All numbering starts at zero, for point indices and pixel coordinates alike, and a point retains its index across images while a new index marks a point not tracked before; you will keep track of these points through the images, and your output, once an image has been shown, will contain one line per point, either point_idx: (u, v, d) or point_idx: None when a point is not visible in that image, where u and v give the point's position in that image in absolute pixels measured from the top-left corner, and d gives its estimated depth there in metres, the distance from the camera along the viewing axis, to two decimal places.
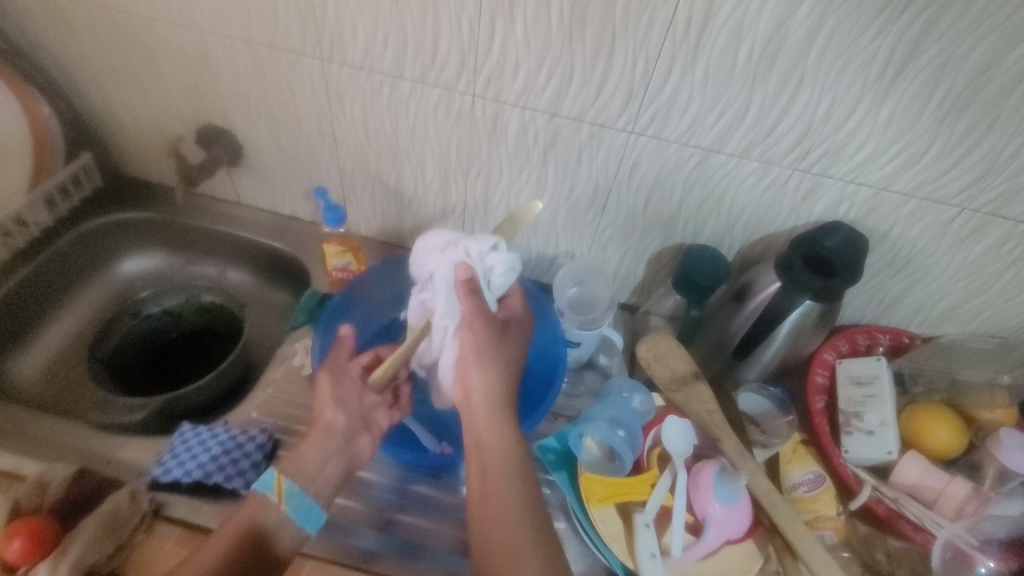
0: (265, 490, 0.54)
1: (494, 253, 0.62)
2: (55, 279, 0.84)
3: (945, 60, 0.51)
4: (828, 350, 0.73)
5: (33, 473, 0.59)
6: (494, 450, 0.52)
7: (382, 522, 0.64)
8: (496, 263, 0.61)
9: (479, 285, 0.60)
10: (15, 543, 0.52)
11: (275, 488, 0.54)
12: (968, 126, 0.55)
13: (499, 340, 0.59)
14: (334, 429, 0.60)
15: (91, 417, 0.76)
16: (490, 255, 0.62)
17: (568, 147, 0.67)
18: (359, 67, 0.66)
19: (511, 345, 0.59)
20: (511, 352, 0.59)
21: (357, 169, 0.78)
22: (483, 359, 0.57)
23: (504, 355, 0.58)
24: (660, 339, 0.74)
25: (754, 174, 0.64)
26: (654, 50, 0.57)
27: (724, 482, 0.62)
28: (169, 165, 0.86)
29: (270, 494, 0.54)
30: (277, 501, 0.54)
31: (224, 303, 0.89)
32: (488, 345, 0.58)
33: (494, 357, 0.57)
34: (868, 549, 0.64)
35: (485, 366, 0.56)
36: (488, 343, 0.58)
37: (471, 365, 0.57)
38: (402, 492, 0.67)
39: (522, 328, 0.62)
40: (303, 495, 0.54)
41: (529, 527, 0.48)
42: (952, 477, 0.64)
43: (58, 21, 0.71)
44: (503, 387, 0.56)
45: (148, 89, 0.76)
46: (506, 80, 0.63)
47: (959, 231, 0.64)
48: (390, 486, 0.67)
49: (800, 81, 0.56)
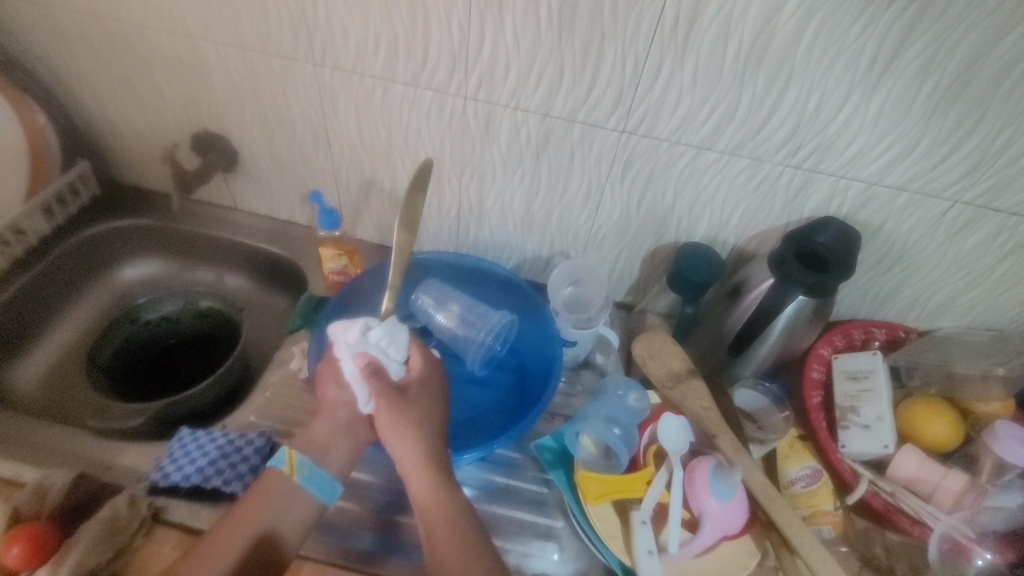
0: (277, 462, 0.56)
1: (373, 330, 0.58)
2: (53, 287, 0.84)
3: (933, 53, 0.52)
4: (824, 345, 0.73)
5: (33, 480, 0.60)
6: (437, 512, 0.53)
7: (371, 521, 0.64)
8: (385, 336, 0.57)
9: (386, 366, 0.58)
10: (14, 549, 0.52)
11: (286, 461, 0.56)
12: (957, 119, 0.55)
13: (409, 402, 0.58)
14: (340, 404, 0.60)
15: (89, 422, 0.77)
16: (369, 335, 0.58)
17: (560, 147, 0.68)
18: (351, 71, 0.67)
19: (417, 411, 0.57)
20: (427, 409, 0.58)
21: (352, 172, 0.78)
22: (399, 430, 0.56)
23: (421, 416, 0.57)
24: (654, 335, 0.75)
25: (746, 171, 0.65)
26: (643, 49, 0.57)
27: (720, 478, 0.61)
28: (165, 172, 0.86)
29: (282, 468, 0.56)
30: (288, 472, 0.55)
31: (220, 308, 0.91)
32: (404, 414, 0.57)
33: (409, 423, 0.56)
34: (866, 543, 0.65)
35: (403, 437, 0.56)
36: (398, 417, 0.56)
37: (389, 434, 0.56)
38: (390, 490, 0.67)
39: (433, 384, 0.60)
40: (314, 466, 0.56)
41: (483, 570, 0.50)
42: (948, 471, 0.63)
43: (52, 31, 0.71)
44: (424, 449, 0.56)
45: (143, 97, 0.77)
46: (497, 80, 0.63)
47: (952, 224, 0.64)
48: (378, 484, 0.67)
49: (788, 77, 0.56)
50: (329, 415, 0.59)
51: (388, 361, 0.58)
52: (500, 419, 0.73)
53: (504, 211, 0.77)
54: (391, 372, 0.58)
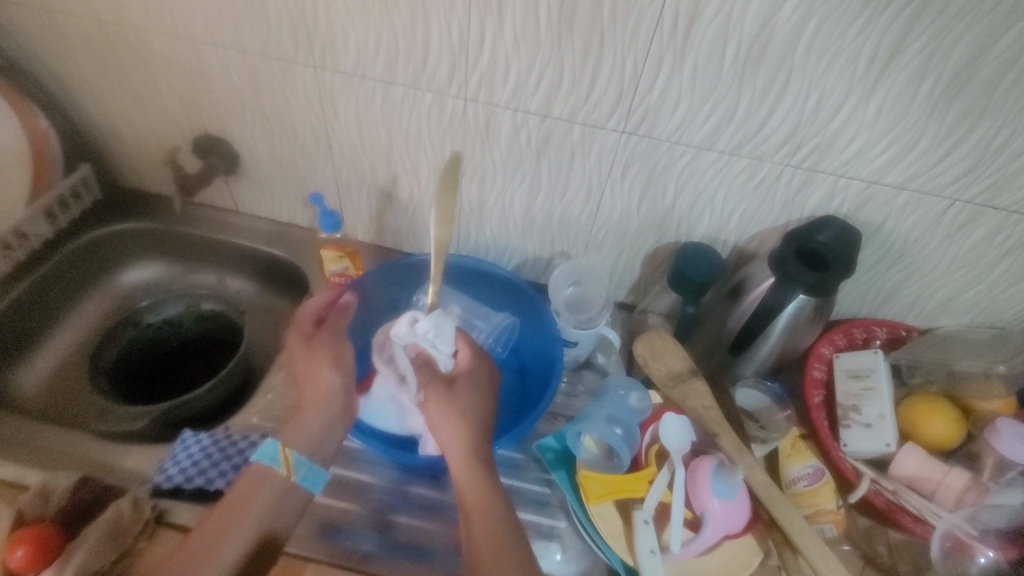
0: (272, 463, 0.56)
1: (421, 321, 0.60)
2: (56, 291, 0.84)
3: (931, 52, 0.52)
4: (825, 344, 0.74)
5: (36, 482, 0.60)
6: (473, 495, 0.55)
7: (368, 521, 0.64)
8: (431, 328, 0.59)
9: (434, 359, 0.60)
10: (19, 551, 0.53)
11: (283, 461, 0.56)
12: (955, 119, 0.56)
13: (457, 391, 0.59)
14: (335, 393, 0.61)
15: (92, 426, 0.77)
16: (417, 326, 0.60)
17: (560, 148, 0.68)
18: (351, 74, 0.67)
19: (464, 401, 0.58)
20: (475, 394, 0.59)
21: (353, 174, 0.79)
22: (446, 421, 0.57)
23: (463, 410, 0.58)
24: (656, 336, 0.74)
25: (745, 171, 0.65)
26: (642, 50, 0.57)
27: (721, 478, 0.62)
28: (167, 175, 0.87)
29: (277, 468, 0.56)
30: (284, 472, 0.56)
31: (222, 310, 0.90)
32: (453, 405, 0.58)
33: (459, 406, 0.58)
34: (869, 542, 0.65)
35: (452, 429, 0.57)
36: (447, 408, 0.58)
37: (437, 423, 0.58)
38: (386, 489, 0.67)
39: (484, 371, 0.61)
40: (310, 463, 0.57)
41: (517, 563, 0.51)
42: (950, 468, 0.64)
43: (54, 35, 0.71)
44: (470, 431, 0.57)
45: (145, 101, 0.77)
46: (498, 82, 0.63)
47: (952, 223, 0.64)
48: (374, 484, 0.68)
49: (787, 78, 0.56)
50: (325, 405, 0.60)
51: (438, 353, 0.60)
52: (502, 421, 0.73)
53: (504, 212, 0.78)
54: (440, 365, 0.60)
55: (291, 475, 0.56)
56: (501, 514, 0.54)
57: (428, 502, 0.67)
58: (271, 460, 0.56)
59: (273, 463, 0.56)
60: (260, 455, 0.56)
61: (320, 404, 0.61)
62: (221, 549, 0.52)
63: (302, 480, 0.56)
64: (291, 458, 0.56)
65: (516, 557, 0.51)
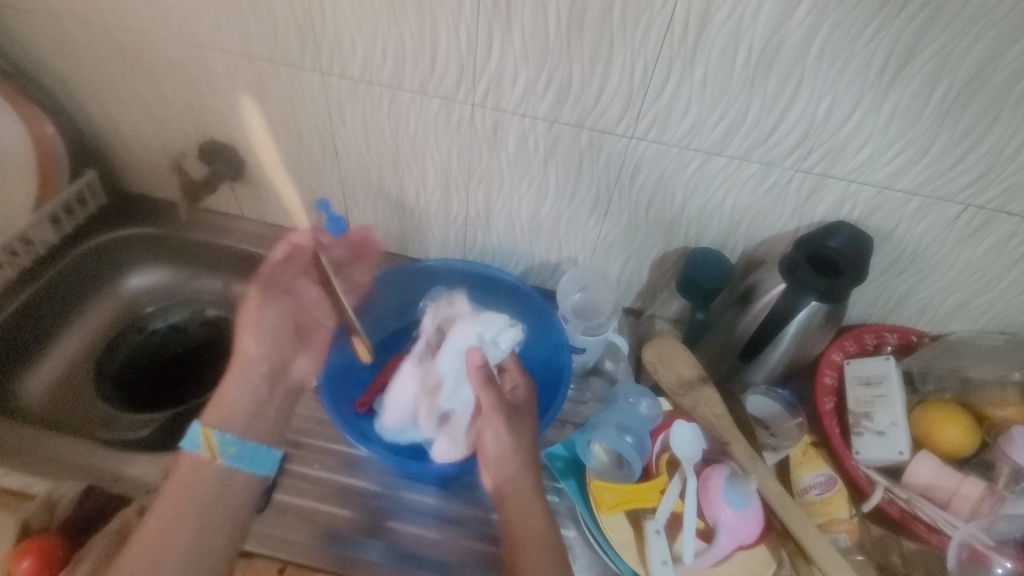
0: (193, 447, 0.57)
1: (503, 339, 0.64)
2: (61, 297, 0.84)
3: (944, 58, 0.51)
4: (836, 350, 0.72)
5: (42, 491, 0.60)
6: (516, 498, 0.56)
7: (371, 530, 0.64)
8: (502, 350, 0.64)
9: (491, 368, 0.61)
10: (25, 562, 0.53)
11: (204, 445, 0.57)
12: (970, 123, 0.55)
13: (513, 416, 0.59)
14: (257, 360, 0.64)
15: (98, 433, 0.77)
16: (498, 340, 0.64)
17: (568, 153, 0.67)
18: (358, 79, 0.66)
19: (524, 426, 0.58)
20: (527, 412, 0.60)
21: (359, 180, 0.78)
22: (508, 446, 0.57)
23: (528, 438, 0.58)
24: (663, 343, 0.73)
25: (756, 175, 0.64)
26: (651, 55, 0.57)
27: (734, 487, 0.61)
28: (173, 181, 0.86)
29: (200, 451, 0.56)
30: (209, 456, 0.56)
31: (228, 317, 0.91)
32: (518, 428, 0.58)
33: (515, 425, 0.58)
34: (882, 551, 0.64)
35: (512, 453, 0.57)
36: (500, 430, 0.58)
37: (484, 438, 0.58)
38: (391, 497, 0.67)
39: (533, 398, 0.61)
40: (240, 443, 0.58)
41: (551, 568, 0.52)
42: (965, 477, 0.63)
43: (61, 42, 0.71)
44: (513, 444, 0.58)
45: (150, 107, 0.77)
46: (505, 87, 0.63)
47: (965, 228, 0.63)
48: (378, 491, 0.67)
49: (798, 83, 0.56)
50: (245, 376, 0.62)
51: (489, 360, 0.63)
52: None
53: (511, 218, 0.77)
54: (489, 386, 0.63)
55: (217, 457, 0.57)
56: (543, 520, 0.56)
57: (434, 511, 0.66)
58: (192, 445, 0.57)
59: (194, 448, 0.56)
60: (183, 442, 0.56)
61: (246, 376, 0.63)
62: (173, 540, 0.52)
63: (233, 460, 0.57)
64: (213, 439, 0.57)
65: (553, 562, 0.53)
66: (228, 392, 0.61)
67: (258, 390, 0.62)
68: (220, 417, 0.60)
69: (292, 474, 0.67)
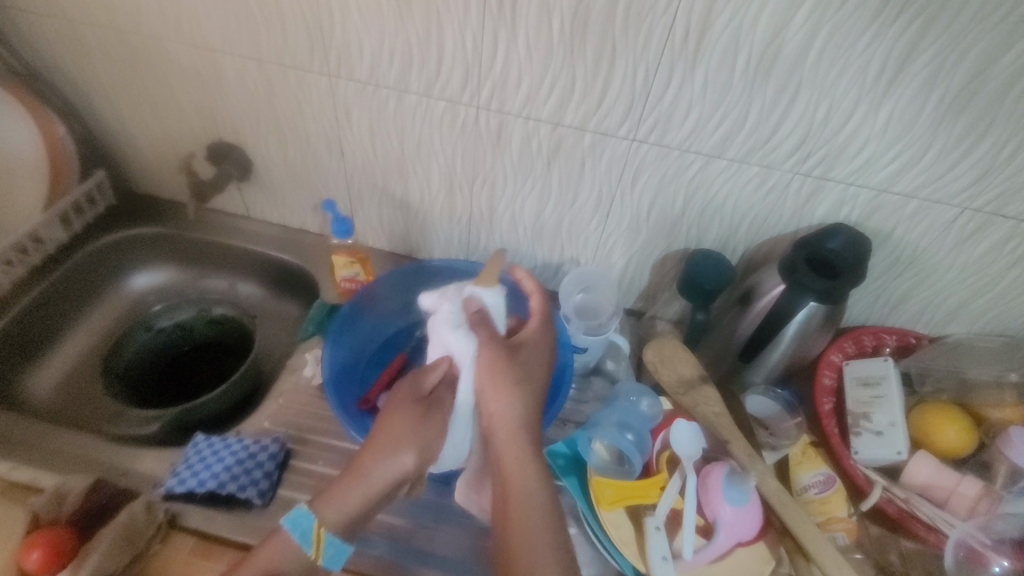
0: (301, 540, 0.51)
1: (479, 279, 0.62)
2: (70, 295, 0.85)
3: (940, 65, 0.52)
4: (835, 351, 0.74)
5: (50, 485, 0.61)
6: (511, 465, 0.52)
7: (377, 526, 0.64)
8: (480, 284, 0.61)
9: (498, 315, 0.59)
10: (34, 553, 0.53)
11: (314, 543, 0.51)
12: (966, 127, 0.56)
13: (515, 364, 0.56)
14: (384, 471, 0.52)
15: (106, 429, 0.78)
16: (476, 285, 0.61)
17: (570, 156, 0.69)
18: (365, 82, 0.68)
19: (520, 370, 0.55)
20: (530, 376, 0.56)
21: (364, 182, 0.80)
22: (497, 387, 0.54)
23: (522, 378, 0.55)
24: (664, 342, 0.74)
25: (756, 178, 0.65)
26: (652, 60, 0.58)
27: (734, 484, 0.61)
28: (181, 182, 0.88)
29: (308, 549, 0.51)
30: (314, 554, 0.51)
31: (233, 315, 0.92)
32: (498, 371, 0.55)
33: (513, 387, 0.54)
34: (881, 550, 0.64)
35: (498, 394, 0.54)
36: (500, 377, 0.55)
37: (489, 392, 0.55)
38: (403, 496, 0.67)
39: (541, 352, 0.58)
40: (341, 545, 0.52)
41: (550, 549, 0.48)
42: (963, 476, 0.64)
43: (75, 43, 0.73)
44: (518, 411, 0.53)
45: (159, 108, 0.78)
46: (509, 91, 0.64)
47: (961, 231, 0.64)
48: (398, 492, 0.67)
49: (798, 86, 0.57)
50: (363, 488, 0.51)
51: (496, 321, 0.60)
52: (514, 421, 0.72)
53: (515, 218, 0.78)
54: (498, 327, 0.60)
55: (319, 557, 0.52)
56: (545, 485, 0.51)
57: (435, 504, 0.67)
58: (302, 539, 0.51)
59: (304, 543, 0.51)
60: (293, 529, 0.51)
61: (363, 479, 0.52)
62: None
63: (329, 560, 0.52)
64: (324, 539, 0.51)
65: (546, 533, 0.49)
66: (349, 493, 0.52)
67: (373, 499, 0.52)
68: (333, 509, 0.51)
69: (296, 470, 0.68)
